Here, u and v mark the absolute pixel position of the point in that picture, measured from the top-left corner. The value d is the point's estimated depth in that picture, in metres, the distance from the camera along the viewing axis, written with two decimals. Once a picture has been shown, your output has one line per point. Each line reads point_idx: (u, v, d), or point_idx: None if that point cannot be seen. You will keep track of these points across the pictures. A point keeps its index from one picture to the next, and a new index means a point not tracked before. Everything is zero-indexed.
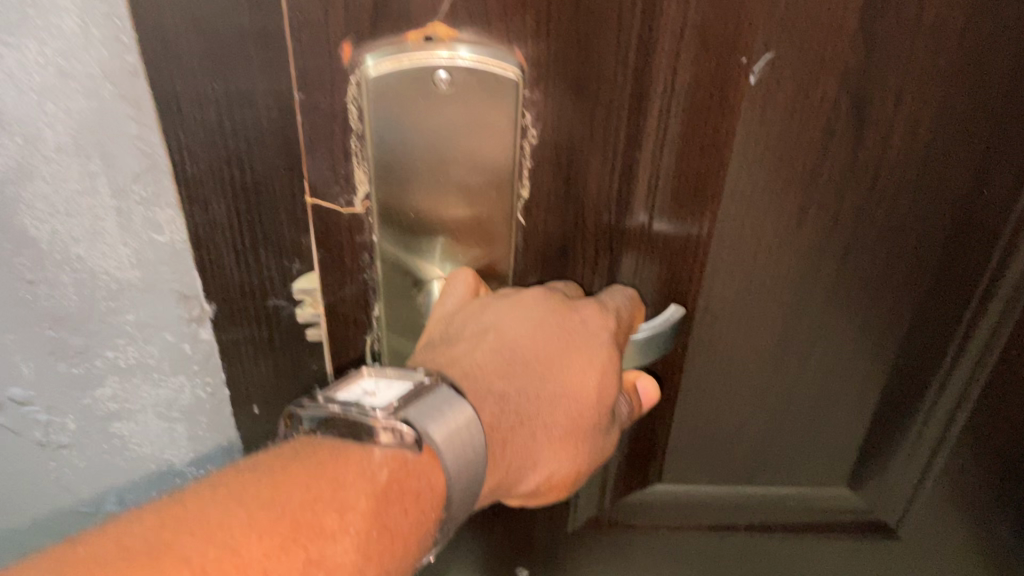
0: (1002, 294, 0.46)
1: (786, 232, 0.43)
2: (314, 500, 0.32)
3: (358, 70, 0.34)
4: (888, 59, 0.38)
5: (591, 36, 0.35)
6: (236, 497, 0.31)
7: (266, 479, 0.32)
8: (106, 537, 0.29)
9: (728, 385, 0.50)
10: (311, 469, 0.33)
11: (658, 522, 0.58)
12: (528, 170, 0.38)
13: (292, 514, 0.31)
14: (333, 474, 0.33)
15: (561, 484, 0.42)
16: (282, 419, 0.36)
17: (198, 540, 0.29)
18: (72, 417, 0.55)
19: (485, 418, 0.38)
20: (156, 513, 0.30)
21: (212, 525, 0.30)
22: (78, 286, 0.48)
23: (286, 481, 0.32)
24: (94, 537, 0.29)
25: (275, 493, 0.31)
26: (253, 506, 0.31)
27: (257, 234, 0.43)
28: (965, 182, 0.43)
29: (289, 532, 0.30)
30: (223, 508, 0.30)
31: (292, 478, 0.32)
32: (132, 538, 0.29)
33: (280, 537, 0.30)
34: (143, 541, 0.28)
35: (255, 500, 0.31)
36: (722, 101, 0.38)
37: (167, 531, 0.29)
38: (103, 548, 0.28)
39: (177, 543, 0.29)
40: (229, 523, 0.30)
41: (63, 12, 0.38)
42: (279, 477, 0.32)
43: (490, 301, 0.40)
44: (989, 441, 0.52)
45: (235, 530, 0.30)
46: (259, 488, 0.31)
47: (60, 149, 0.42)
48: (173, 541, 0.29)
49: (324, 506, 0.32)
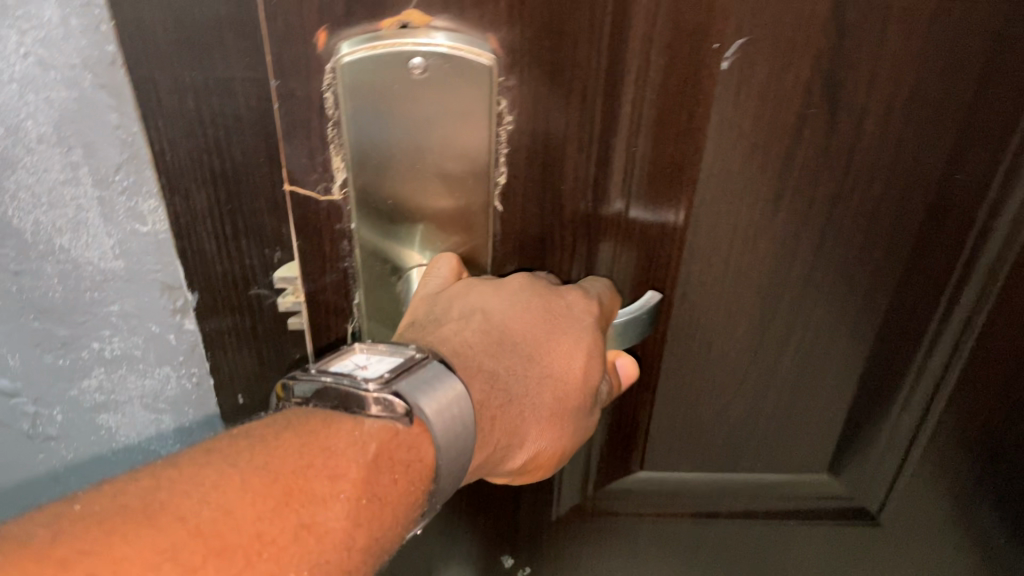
0: (978, 280, 0.47)
1: (760, 218, 0.44)
2: (306, 466, 0.32)
3: (333, 57, 0.34)
4: (859, 45, 0.38)
5: (563, 23, 0.35)
6: (231, 461, 0.31)
7: (260, 446, 0.32)
8: (103, 494, 0.28)
9: (707, 371, 0.50)
10: (304, 437, 0.33)
11: (641, 509, 0.58)
12: (505, 156, 0.38)
13: (285, 478, 0.31)
14: (325, 442, 0.33)
15: (545, 462, 0.43)
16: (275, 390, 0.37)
17: (194, 501, 0.28)
18: (58, 409, 0.55)
19: (478, 397, 0.38)
20: (153, 474, 0.29)
21: (207, 487, 0.29)
22: (62, 277, 0.48)
23: (279, 448, 0.32)
24: (90, 496, 0.28)
25: (269, 459, 0.31)
26: (247, 471, 0.30)
27: (238, 223, 0.43)
28: (937, 167, 0.43)
29: (281, 496, 0.30)
30: (218, 472, 0.30)
31: (284, 445, 0.32)
32: (129, 496, 0.28)
33: (274, 500, 0.30)
34: (140, 499, 0.28)
35: (248, 464, 0.31)
36: (695, 88, 0.38)
37: (163, 490, 0.28)
38: (101, 504, 0.27)
39: (174, 502, 0.28)
40: (223, 486, 0.29)
41: (42, 3, 0.39)
42: (272, 444, 0.32)
43: (473, 286, 0.40)
44: (965, 421, 0.53)
45: (230, 492, 0.29)
46: (252, 454, 0.31)
47: (42, 140, 0.43)
48: (170, 501, 0.28)
49: (316, 473, 0.32)
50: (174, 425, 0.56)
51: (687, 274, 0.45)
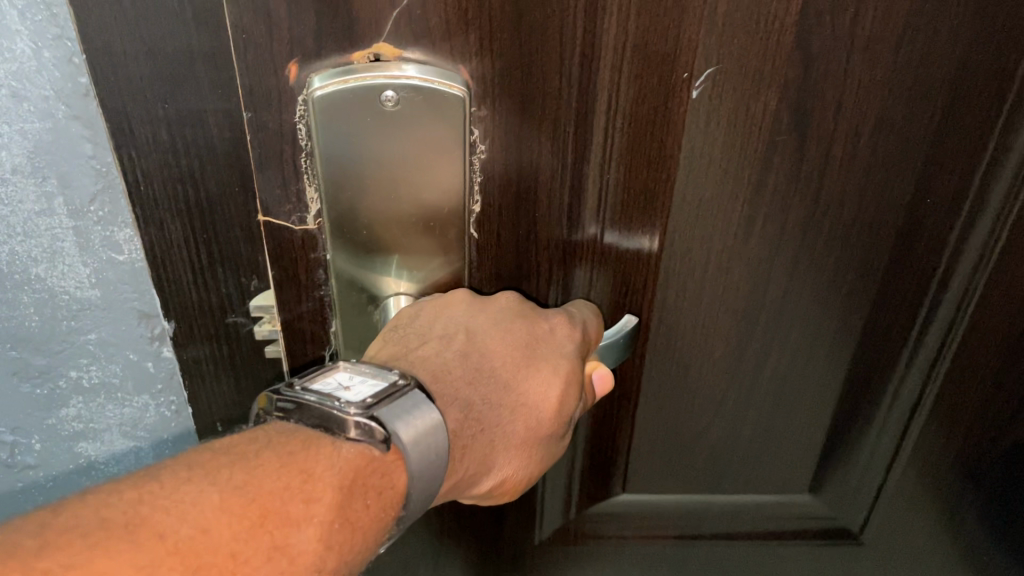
0: (952, 299, 0.47)
1: (734, 242, 0.44)
2: (283, 487, 0.30)
3: (305, 90, 0.34)
4: (826, 74, 0.39)
5: (533, 54, 0.35)
6: (212, 479, 0.29)
7: (240, 465, 0.30)
8: (85, 506, 0.27)
9: (686, 394, 0.50)
10: (283, 458, 0.31)
11: (624, 532, 0.58)
12: (479, 186, 0.38)
13: (261, 499, 0.30)
14: (303, 464, 0.31)
15: (511, 488, 0.41)
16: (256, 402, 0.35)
17: (173, 517, 0.28)
18: (36, 438, 0.53)
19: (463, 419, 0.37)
20: (134, 487, 0.28)
21: (187, 503, 0.28)
22: (38, 307, 0.47)
23: (258, 467, 0.31)
24: (73, 506, 0.27)
25: (247, 478, 0.30)
26: (226, 489, 0.29)
27: (213, 252, 0.44)
28: (908, 191, 0.44)
29: (257, 518, 0.29)
30: (197, 490, 0.29)
31: (263, 465, 0.31)
32: (113, 510, 0.27)
33: (248, 521, 0.29)
34: (122, 513, 0.27)
35: (228, 484, 0.29)
36: (665, 115, 0.39)
37: (145, 505, 0.27)
38: (83, 516, 0.26)
39: (154, 518, 0.27)
40: (202, 503, 0.28)
41: (15, 35, 0.39)
42: (252, 462, 0.31)
43: (459, 303, 0.39)
44: (944, 435, 0.53)
45: (208, 510, 0.28)
46: (232, 472, 0.30)
47: (15, 170, 0.42)
48: (150, 515, 0.27)
49: (291, 496, 0.30)
50: (152, 454, 0.56)
51: (663, 298, 0.46)
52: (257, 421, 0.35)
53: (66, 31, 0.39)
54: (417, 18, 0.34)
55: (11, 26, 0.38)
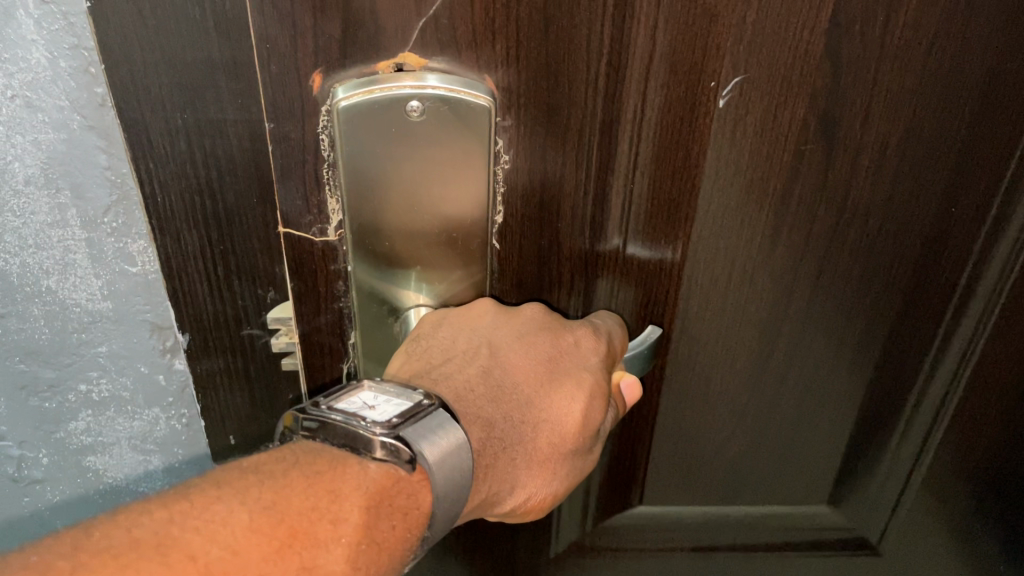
0: (976, 308, 0.47)
1: (758, 252, 0.44)
2: (310, 507, 0.29)
3: (329, 100, 0.34)
4: (854, 82, 0.39)
5: (560, 63, 0.35)
6: (241, 498, 0.28)
7: (268, 483, 0.29)
8: (116, 526, 0.26)
9: (705, 405, 0.50)
10: (310, 476, 0.30)
11: (642, 544, 0.58)
12: (502, 196, 0.38)
13: (289, 520, 0.28)
14: (330, 483, 0.30)
15: (536, 506, 0.40)
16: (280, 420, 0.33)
17: (204, 538, 0.27)
18: (44, 451, 0.52)
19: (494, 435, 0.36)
20: (164, 506, 0.27)
21: (216, 523, 0.27)
22: (48, 319, 0.46)
23: (286, 486, 0.29)
24: (104, 526, 0.26)
25: (275, 497, 0.29)
26: (255, 510, 0.28)
27: (230, 262, 0.43)
28: (933, 201, 0.44)
29: (285, 538, 0.28)
30: (225, 510, 0.28)
31: (291, 484, 0.29)
32: (144, 530, 0.26)
33: (276, 543, 0.28)
34: (154, 534, 0.26)
35: (257, 504, 0.28)
36: (691, 124, 0.38)
37: (175, 526, 0.27)
38: (115, 537, 0.26)
39: (185, 538, 0.26)
40: (231, 523, 0.27)
41: (31, 45, 0.38)
42: (279, 480, 0.29)
43: (483, 314, 0.39)
44: (969, 444, 0.53)
45: (238, 532, 0.27)
46: (261, 491, 0.29)
47: (29, 182, 0.41)
48: (181, 536, 0.26)
49: (318, 516, 0.29)
50: (161, 467, 0.54)
51: (685, 308, 0.45)
52: (283, 440, 0.33)
53: (82, 40, 0.38)
54: (444, 27, 0.33)
55: (27, 35, 0.38)
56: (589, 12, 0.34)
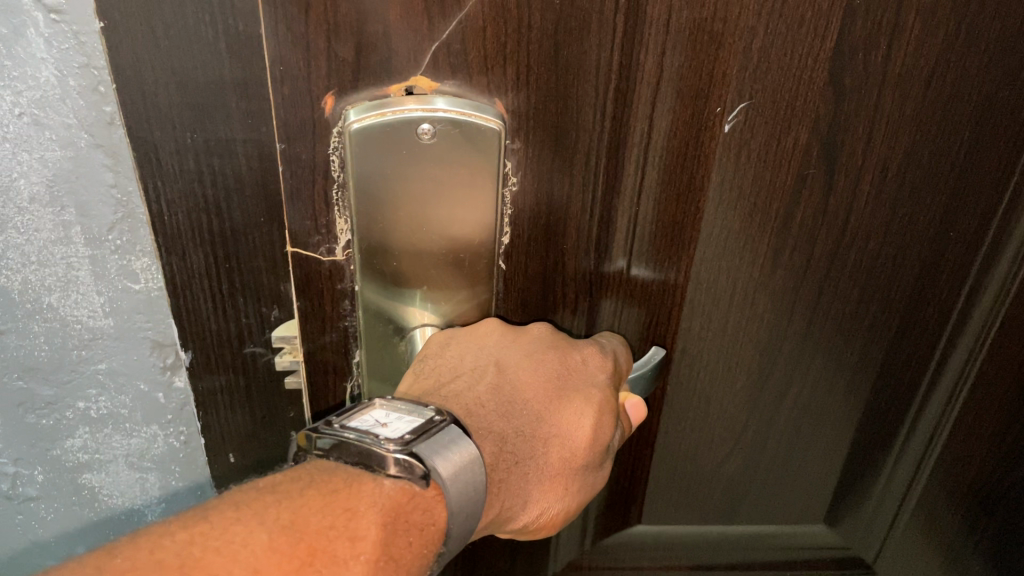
0: (972, 329, 0.49)
1: (760, 274, 0.45)
2: (328, 526, 0.29)
3: (341, 122, 0.34)
4: (856, 108, 0.40)
5: (571, 88, 0.36)
6: (259, 518, 0.28)
7: (286, 502, 0.29)
8: (137, 548, 0.26)
9: (705, 422, 0.51)
10: (326, 495, 0.30)
11: (640, 563, 0.58)
12: (509, 218, 0.39)
13: (309, 538, 0.28)
14: (347, 501, 0.30)
15: (550, 523, 0.40)
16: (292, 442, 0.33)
17: (225, 559, 0.27)
18: (40, 469, 0.50)
19: (505, 451, 0.36)
20: (185, 527, 0.27)
21: (237, 543, 0.27)
22: (48, 336, 0.45)
23: (303, 505, 0.29)
24: (126, 548, 0.26)
25: (293, 516, 0.29)
26: (274, 528, 0.28)
27: (236, 282, 0.40)
28: (933, 224, 0.45)
29: (306, 557, 0.28)
30: (245, 530, 0.28)
31: (307, 503, 0.29)
32: (166, 552, 0.26)
33: (297, 561, 0.27)
34: (177, 555, 0.26)
35: (276, 523, 0.28)
36: (697, 147, 0.39)
37: (197, 547, 0.27)
38: (137, 559, 0.26)
39: (207, 560, 0.26)
40: (252, 543, 0.27)
41: (40, 63, 0.37)
42: (296, 500, 0.29)
43: (490, 332, 0.39)
44: (968, 463, 0.54)
45: (259, 551, 0.27)
46: (279, 511, 0.29)
47: (33, 200, 0.40)
48: (203, 557, 0.26)
49: (337, 534, 0.29)
50: (159, 485, 0.52)
51: (688, 328, 0.46)
52: (297, 460, 0.33)
53: (92, 59, 0.37)
54: (456, 51, 0.34)
55: (36, 53, 0.36)
56: (598, 37, 0.35)
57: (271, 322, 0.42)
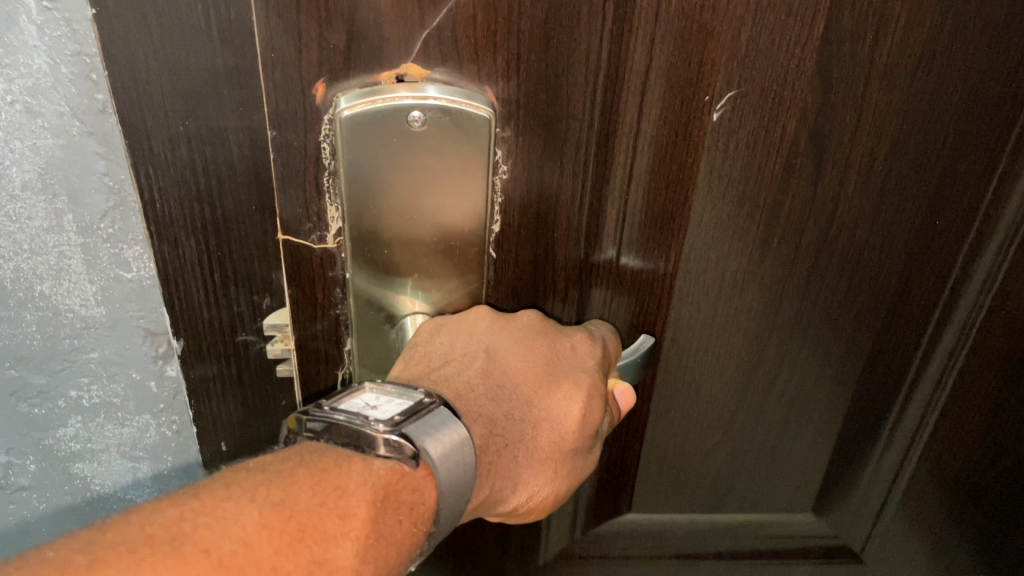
0: (959, 317, 0.49)
1: (749, 264, 0.45)
2: (318, 503, 0.29)
3: (332, 109, 0.34)
4: (843, 98, 0.40)
5: (561, 76, 0.36)
6: (249, 495, 0.28)
7: (276, 481, 0.29)
8: (128, 524, 0.26)
9: (695, 411, 0.51)
10: (316, 474, 0.30)
11: (630, 551, 0.58)
12: (499, 207, 0.39)
13: (299, 515, 0.29)
14: (337, 479, 0.30)
15: (540, 506, 0.40)
16: (284, 423, 0.33)
17: (216, 534, 0.27)
18: (32, 458, 0.50)
19: (494, 435, 0.36)
20: (176, 504, 0.28)
21: (227, 519, 0.27)
22: (40, 325, 0.45)
23: (293, 483, 0.30)
24: (117, 524, 0.26)
25: (283, 494, 0.29)
26: (264, 505, 0.28)
27: (227, 271, 0.40)
28: (920, 214, 0.45)
29: (295, 533, 0.28)
30: (236, 507, 0.28)
31: (297, 481, 0.30)
32: (156, 527, 0.26)
33: (287, 537, 0.28)
34: (167, 530, 0.26)
35: (266, 500, 0.29)
36: (687, 135, 0.40)
37: (187, 522, 0.27)
38: (128, 534, 0.26)
39: (198, 535, 0.27)
40: (242, 519, 0.28)
41: (32, 51, 0.37)
42: (286, 478, 0.30)
43: (480, 319, 0.39)
44: (955, 450, 0.55)
45: (249, 527, 0.27)
46: (269, 489, 0.29)
47: (25, 187, 0.40)
48: (193, 532, 0.27)
49: (327, 511, 0.29)
50: (152, 474, 0.52)
51: (677, 316, 0.46)
52: (288, 441, 0.33)
53: (84, 46, 0.37)
54: (446, 39, 0.34)
55: (28, 41, 0.36)
56: (588, 25, 0.35)
57: (262, 311, 0.43)
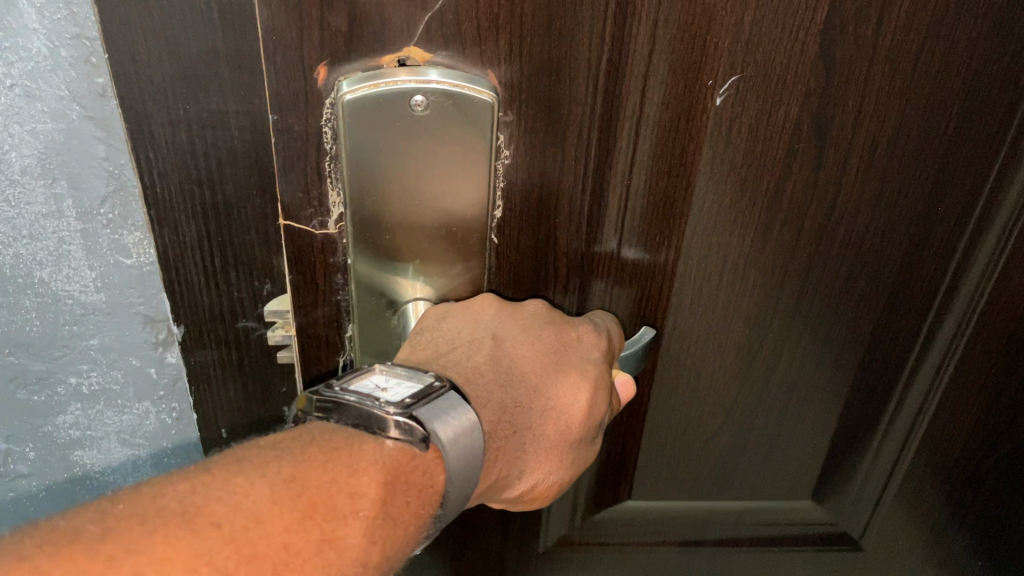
0: (959, 303, 0.50)
1: (750, 249, 0.45)
2: (329, 482, 0.29)
3: (334, 93, 0.34)
4: (845, 83, 0.40)
5: (564, 60, 0.36)
6: (261, 471, 0.28)
7: (287, 458, 0.29)
8: (140, 496, 0.26)
9: (696, 397, 0.51)
10: (327, 453, 0.30)
11: (630, 538, 0.58)
12: (501, 192, 0.39)
13: (310, 492, 0.29)
14: (347, 459, 0.30)
15: (543, 495, 0.40)
16: (295, 404, 0.33)
17: (227, 507, 0.27)
18: (32, 446, 0.50)
19: (501, 420, 0.36)
20: (186, 477, 0.28)
21: (238, 494, 0.27)
22: (40, 312, 0.45)
23: (305, 461, 0.29)
24: (129, 496, 0.26)
25: (294, 472, 0.29)
26: (275, 481, 0.28)
27: (228, 256, 0.40)
28: (921, 199, 0.45)
29: (306, 510, 0.28)
30: (247, 482, 0.28)
31: (309, 459, 0.30)
32: (168, 499, 0.26)
33: (298, 514, 0.28)
34: (179, 502, 0.26)
35: (278, 476, 0.28)
36: (689, 120, 0.40)
37: (198, 496, 0.27)
38: (140, 505, 0.26)
39: (209, 508, 0.26)
40: (254, 494, 0.27)
41: (31, 34, 0.36)
42: (297, 456, 0.30)
43: (486, 307, 0.39)
44: (954, 434, 0.55)
45: (261, 502, 0.27)
46: (280, 466, 0.29)
47: (25, 172, 0.40)
48: (205, 505, 0.27)
49: (338, 490, 0.29)
50: (152, 462, 0.52)
51: (678, 302, 0.46)
52: (296, 422, 0.33)
53: (84, 29, 0.37)
54: (449, 22, 0.34)
55: (27, 23, 0.36)
56: (591, 9, 0.35)
57: (263, 297, 0.42)
